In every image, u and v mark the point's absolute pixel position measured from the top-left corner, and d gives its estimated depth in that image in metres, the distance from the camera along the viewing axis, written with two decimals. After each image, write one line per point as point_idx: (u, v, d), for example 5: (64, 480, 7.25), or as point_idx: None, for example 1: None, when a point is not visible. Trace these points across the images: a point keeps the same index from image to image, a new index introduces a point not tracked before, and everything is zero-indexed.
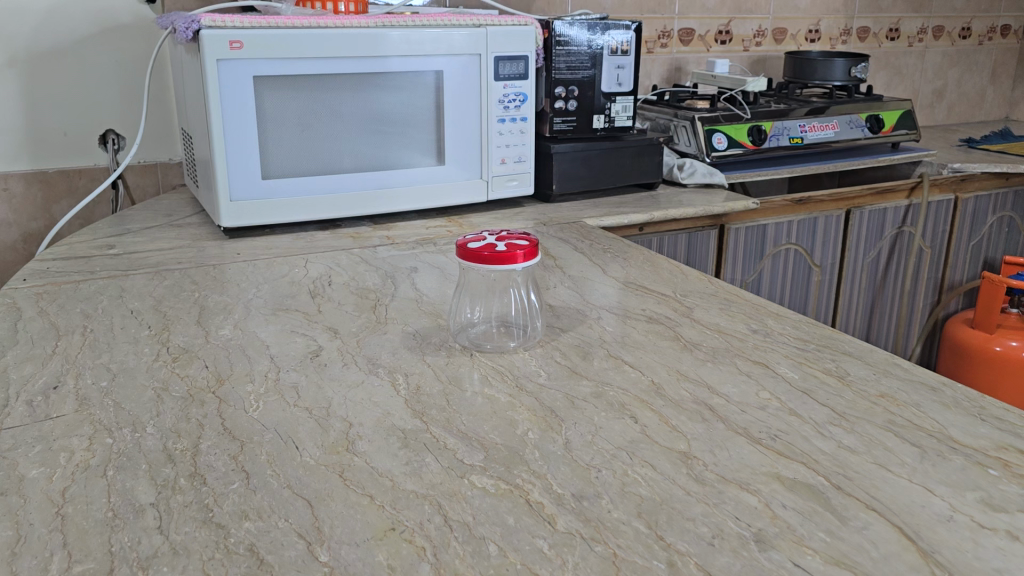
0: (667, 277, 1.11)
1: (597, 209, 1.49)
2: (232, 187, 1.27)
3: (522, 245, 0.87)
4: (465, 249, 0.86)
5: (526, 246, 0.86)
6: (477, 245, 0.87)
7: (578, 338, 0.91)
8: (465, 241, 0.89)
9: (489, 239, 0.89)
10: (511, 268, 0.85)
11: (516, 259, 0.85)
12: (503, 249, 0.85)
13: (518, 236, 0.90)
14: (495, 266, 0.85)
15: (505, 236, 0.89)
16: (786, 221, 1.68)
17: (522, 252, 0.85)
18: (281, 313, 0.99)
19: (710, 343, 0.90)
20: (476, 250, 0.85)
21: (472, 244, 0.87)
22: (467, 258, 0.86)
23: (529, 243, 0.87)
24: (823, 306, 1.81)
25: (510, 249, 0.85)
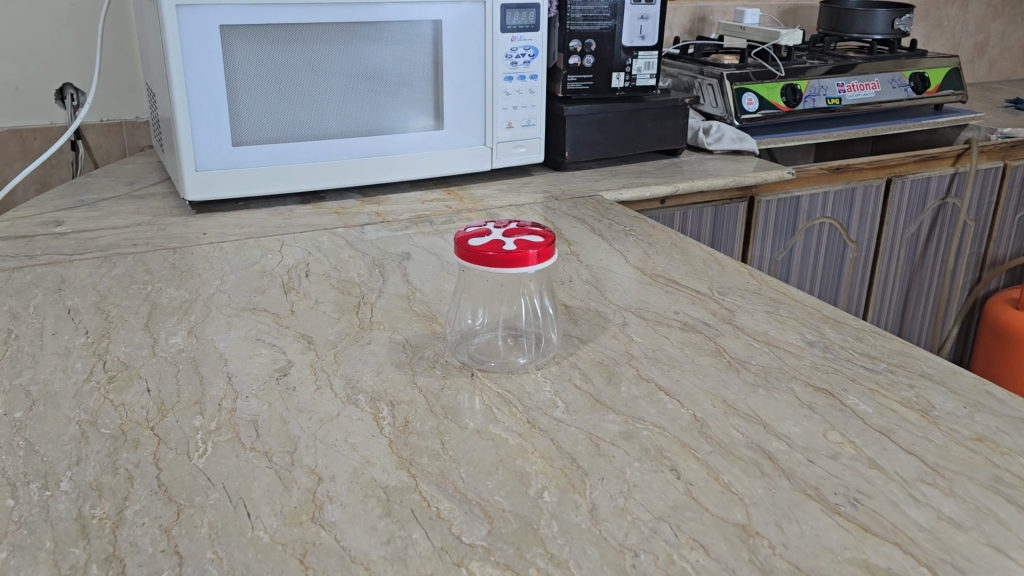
0: (700, 268, 0.96)
1: (613, 180, 1.32)
2: (197, 155, 1.10)
3: (536, 243, 0.71)
4: (464, 246, 0.70)
5: (541, 244, 0.70)
6: (481, 242, 0.71)
7: (600, 352, 0.76)
8: (465, 234, 0.73)
9: (496, 233, 0.73)
10: (522, 271, 0.69)
11: (529, 260, 0.69)
12: (512, 247, 0.69)
13: (532, 229, 0.74)
14: (502, 269, 0.69)
15: (515, 229, 0.73)
16: (821, 192, 1.51)
17: (536, 252, 0.69)
18: (246, 314, 0.83)
19: (757, 360, 0.75)
20: (479, 249, 0.69)
21: (475, 240, 0.71)
22: (467, 258, 0.70)
23: (545, 239, 0.71)
24: (857, 286, 1.65)
25: (521, 248, 0.69)
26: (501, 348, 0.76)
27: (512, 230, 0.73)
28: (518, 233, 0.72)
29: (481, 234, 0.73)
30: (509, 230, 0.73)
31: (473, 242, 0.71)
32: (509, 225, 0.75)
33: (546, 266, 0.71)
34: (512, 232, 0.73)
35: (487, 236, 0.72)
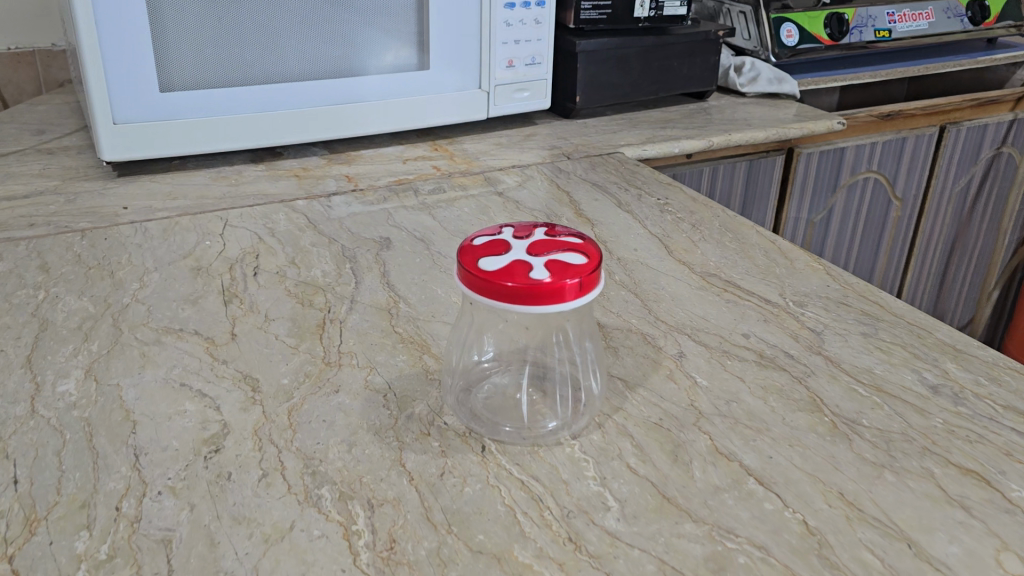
0: (763, 263, 0.75)
1: (634, 132, 1.09)
2: (114, 103, 0.86)
3: (577, 264, 0.49)
4: (474, 272, 0.48)
5: (585, 266, 0.49)
6: (499, 262, 0.49)
7: (655, 405, 0.55)
8: (471, 248, 0.51)
9: (518, 245, 0.51)
10: (559, 309, 0.48)
11: (569, 293, 0.48)
12: (545, 274, 0.48)
13: (567, 238, 0.52)
14: (530, 308, 0.47)
15: (544, 239, 0.51)
16: (869, 142, 1.29)
17: (580, 281, 0.48)
18: (169, 339, 0.62)
19: (870, 419, 0.55)
20: (495, 278, 0.47)
21: (487, 258, 0.49)
22: (479, 289, 0.48)
23: (589, 258, 0.50)
24: (898, 248, 1.45)
25: (558, 276, 0.48)
26: (520, 399, 0.55)
27: (540, 241, 0.51)
28: (549, 247, 0.50)
29: (496, 246, 0.51)
30: (535, 241, 0.51)
31: (486, 264, 0.49)
32: (532, 230, 0.53)
33: (590, 298, 0.49)
34: (540, 245, 0.51)
35: (504, 252, 0.50)
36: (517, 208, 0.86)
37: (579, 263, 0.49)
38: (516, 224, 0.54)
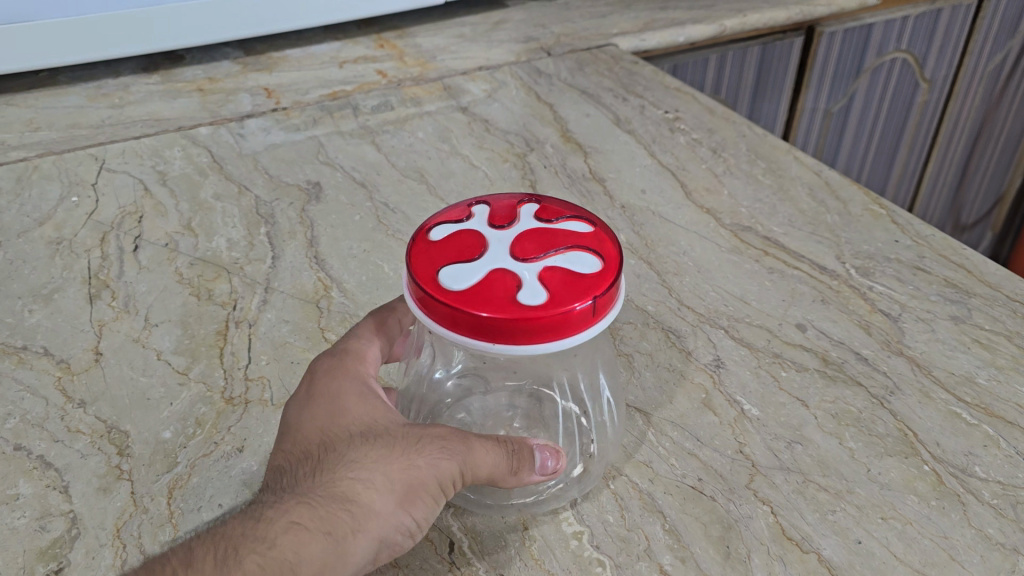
0: (809, 208, 0.58)
1: (627, 15, 0.89)
2: None
3: (591, 273, 0.32)
4: (432, 294, 0.31)
5: (603, 275, 0.32)
6: (470, 273, 0.31)
7: (690, 456, 0.40)
8: (423, 247, 0.33)
9: (497, 239, 0.33)
10: (565, 346, 0.31)
11: (580, 322, 0.31)
12: (543, 294, 0.30)
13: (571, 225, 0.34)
14: (520, 349, 0.30)
15: (535, 228, 0.34)
16: (901, 18, 1.08)
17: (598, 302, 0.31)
18: (3, 366, 0.44)
19: (985, 466, 0.40)
20: (464, 305, 0.30)
21: (452, 267, 0.32)
22: (442, 319, 0.31)
23: (608, 259, 0.33)
24: (921, 133, 1.29)
25: (563, 297, 0.30)
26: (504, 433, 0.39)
27: (530, 231, 0.34)
28: (545, 242, 0.33)
29: (464, 244, 0.33)
30: (523, 231, 0.33)
31: (450, 276, 0.31)
32: (516, 210, 0.35)
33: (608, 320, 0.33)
34: (531, 238, 0.33)
35: (477, 253, 0.32)
36: (486, 129, 0.67)
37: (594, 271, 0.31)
38: (490, 199, 0.36)
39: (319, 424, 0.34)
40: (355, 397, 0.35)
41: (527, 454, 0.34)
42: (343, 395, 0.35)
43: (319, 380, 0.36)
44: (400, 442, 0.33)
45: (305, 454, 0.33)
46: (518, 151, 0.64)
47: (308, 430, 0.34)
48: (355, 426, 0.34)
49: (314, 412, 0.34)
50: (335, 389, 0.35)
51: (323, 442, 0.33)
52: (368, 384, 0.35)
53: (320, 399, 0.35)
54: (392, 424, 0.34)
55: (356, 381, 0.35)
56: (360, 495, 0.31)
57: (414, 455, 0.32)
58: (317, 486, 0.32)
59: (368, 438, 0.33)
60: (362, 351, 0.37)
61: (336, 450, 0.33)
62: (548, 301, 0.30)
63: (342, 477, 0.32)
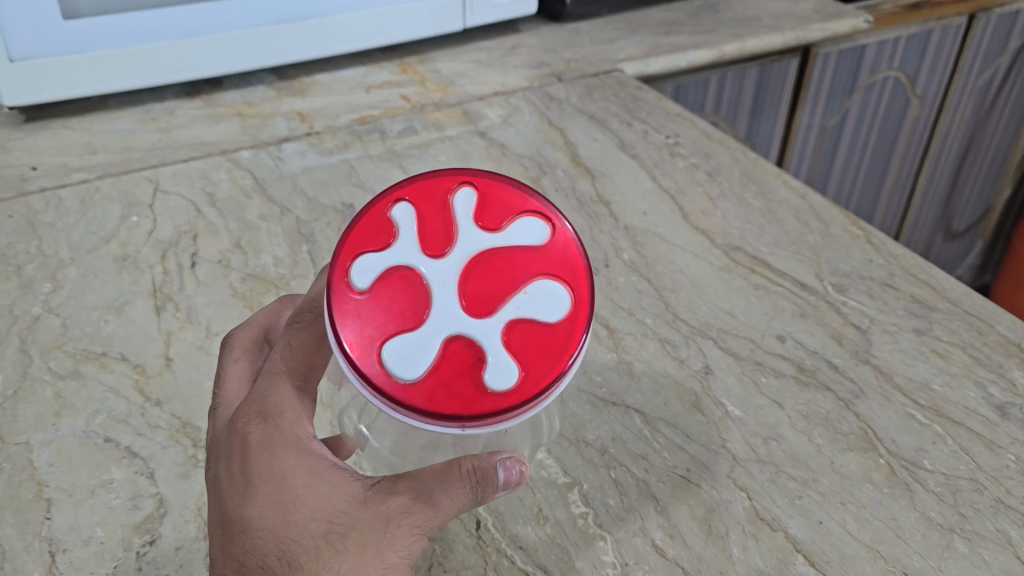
0: (793, 229, 0.64)
1: (633, 41, 0.95)
2: (8, 38, 0.70)
3: (552, 322, 0.35)
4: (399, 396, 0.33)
5: (560, 327, 0.35)
6: (430, 355, 0.34)
7: (682, 451, 0.46)
8: (368, 311, 0.35)
9: (445, 288, 0.35)
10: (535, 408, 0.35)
11: (560, 382, 0.35)
12: (517, 373, 0.34)
13: (516, 243, 0.36)
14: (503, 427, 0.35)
15: (480, 256, 0.35)
16: (891, 39, 1.15)
17: (570, 363, 0.35)
18: (89, 370, 0.51)
19: (932, 460, 0.46)
20: (440, 404, 0.33)
21: (410, 351, 0.34)
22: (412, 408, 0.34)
23: (564, 289, 0.36)
24: (913, 146, 1.35)
25: (536, 371, 0.34)
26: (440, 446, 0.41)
27: (475, 263, 0.35)
28: (497, 291, 0.35)
29: (414, 308, 0.35)
30: (469, 266, 0.35)
31: (410, 360, 0.34)
32: (454, 237, 0.36)
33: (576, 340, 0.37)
34: (482, 290, 0.35)
35: (432, 320, 0.34)
36: (502, 153, 0.73)
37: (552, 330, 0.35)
38: (418, 219, 0.36)
39: (273, 526, 0.35)
40: (302, 483, 0.36)
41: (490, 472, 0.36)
42: (289, 481, 0.36)
43: (256, 463, 0.36)
44: (369, 538, 0.35)
45: (272, 552, 0.35)
46: (531, 174, 0.70)
47: (262, 532, 0.35)
48: (315, 524, 0.35)
49: (264, 508, 0.35)
50: (278, 474, 0.36)
51: (283, 553, 0.34)
52: (315, 461, 0.37)
53: (264, 488, 0.36)
54: (348, 511, 0.35)
55: (297, 462, 0.36)
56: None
57: (386, 550, 0.35)
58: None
59: (333, 540, 0.35)
60: (287, 411, 0.38)
61: (305, 563, 0.34)
62: (523, 384, 0.34)
63: None
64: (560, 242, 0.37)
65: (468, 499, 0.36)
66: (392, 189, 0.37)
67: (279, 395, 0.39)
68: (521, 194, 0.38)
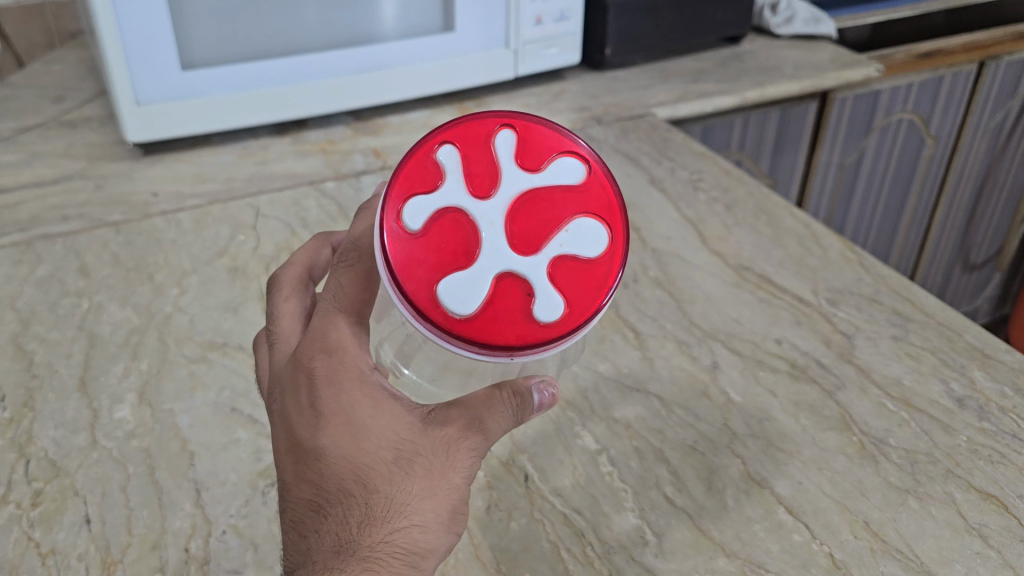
0: (796, 253, 0.75)
1: (664, 87, 1.07)
2: (137, 86, 0.84)
3: (591, 258, 0.41)
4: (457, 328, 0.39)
5: (596, 263, 0.41)
6: (482, 292, 0.39)
7: (691, 427, 0.57)
8: (421, 250, 0.40)
9: (494, 228, 0.40)
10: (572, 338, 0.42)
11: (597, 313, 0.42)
12: (562, 305, 0.40)
13: (555, 183, 0.41)
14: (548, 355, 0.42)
15: (524, 197, 0.41)
16: (905, 84, 1.25)
17: (606, 297, 0.42)
18: (215, 356, 0.64)
19: (897, 438, 0.57)
20: (497, 338, 0.40)
21: (463, 288, 0.39)
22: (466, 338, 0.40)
23: (598, 226, 0.42)
24: (929, 182, 1.44)
25: (579, 303, 0.41)
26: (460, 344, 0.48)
27: (521, 205, 0.41)
28: (541, 233, 0.41)
29: (463, 247, 0.40)
30: (514, 207, 0.40)
31: (467, 298, 0.39)
32: (497, 179, 0.41)
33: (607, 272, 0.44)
34: (527, 232, 0.40)
35: (483, 259, 0.40)
36: None
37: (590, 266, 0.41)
38: (463, 164, 0.41)
39: (346, 454, 0.40)
40: (368, 414, 0.41)
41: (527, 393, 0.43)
42: (358, 411, 0.41)
43: (325, 397, 0.41)
44: (434, 462, 0.41)
45: (349, 477, 0.40)
46: None
47: (337, 459, 0.40)
48: (384, 452, 0.40)
49: (337, 438, 0.40)
50: (346, 406, 0.41)
51: (358, 477, 0.40)
52: (375, 392, 0.42)
53: (335, 419, 0.41)
54: (411, 439, 0.41)
55: (363, 394, 0.41)
56: (422, 530, 0.40)
57: (449, 472, 0.41)
58: (381, 524, 0.40)
59: (404, 466, 0.40)
60: (349, 345, 0.42)
61: (381, 486, 0.40)
62: (568, 315, 0.41)
63: (402, 521, 0.40)
64: (592, 180, 0.42)
65: (511, 419, 0.43)
66: (436, 133, 0.42)
67: (336, 331, 0.43)
68: (555, 133, 0.43)
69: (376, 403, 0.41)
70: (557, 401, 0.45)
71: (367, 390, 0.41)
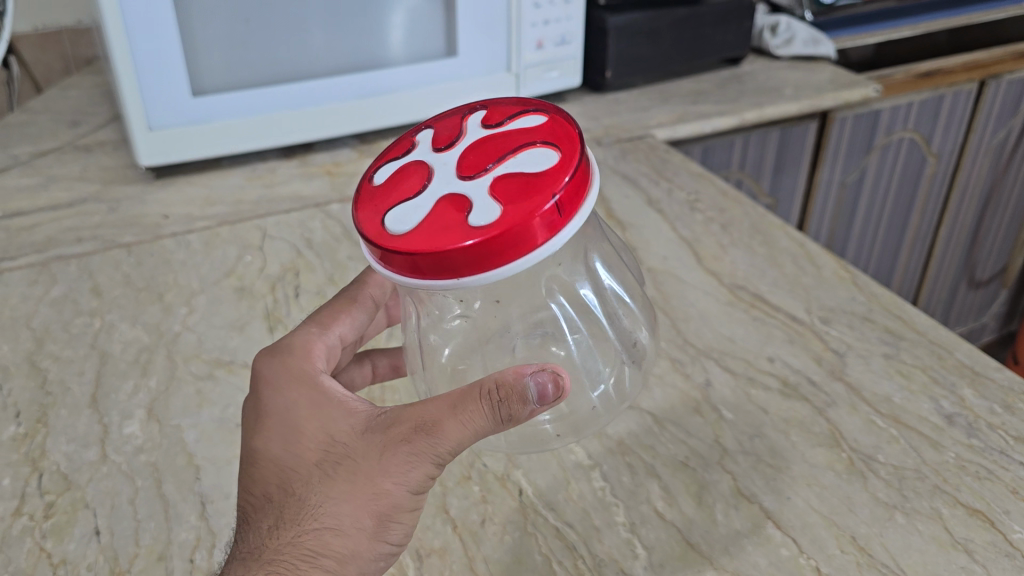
0: (790, 272, 0.77)
1: (664, 108, 1.09)
2: (149, 112, 0.87)
3: (539, 171, 0.37)
4: (392, 247, 0.37)
5: (546, 176, 0.37)
6: (422, 214, 0.37)
7: (682, 444, 0.59)
8: (378, 194, 0.40)
9: (444, 164, 0.39)
10: (522, 261, 0.36)
11: (544, 227, 0.36)
12: (496, 212, 0.36)
13: (512, 128, 0.40)
14: (492, 274, 0.36)
15: (476, 141, 0.40)
16: (904, 103, 1.26)
17: (551, 203, 0.36)
18: (221, 374, 0.66)
19: (886, 455, 0.58)
20: (423, 247, 0.36)
21: (405, 214, 0.38)
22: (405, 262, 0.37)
23: (551, 148, 0.38)
24: (932, 200, 1.45)
25: (517, 208, 0.36)
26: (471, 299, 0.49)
27: (473, 146, 0.40)
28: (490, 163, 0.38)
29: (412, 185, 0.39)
30: (466, 149, 0.40)
31: (403, 219, 0.37)
32: (456, 136, 0.41)
33: (582, 207, 0.38)
34: (475, 163, 0.38)
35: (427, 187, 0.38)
36: None
37: (536, 179, 0.37)
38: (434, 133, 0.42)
39: (274, 456, 0.45)
40: (303, 420, 0.45)
41: (522, 389, 0.40)
42: (295, 416, 0.45)
43: (268, 402, 0.46)
44: (357, 469, 0.43)
45: (279, 479, 0.45)
46: None
47: (267, 459, 0.45)
48: (311, 455, 0.44)
49: (270, 439, 0.45)
50: (286, 409, 0.46)
51: (282, 479, 0.44)
52: (318, 398, 0.46)
53: (271, 424, 0.46)
54: (343, 444, 0.44)
55: (302, 397, 0.46)
56: (336, 533, 0.43)
57: (376, 478, 0.43)
58: (296, 528, 0.44)
59: (325, 471, 0.44)
60: (306, 356, 0.48)
61: (301, 488, 0.44)
62: (503, 218, 0.36)
63: (317, 525, 0.43)
64: (553, 122, 0.40)
65: (485, 425, 0.41)
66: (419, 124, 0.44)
67: (293, 343, 0.48)
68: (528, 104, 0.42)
69: (313, 408, 0.45)
70: (566, 391, 0.40)
71: (309, 397, 0.46)
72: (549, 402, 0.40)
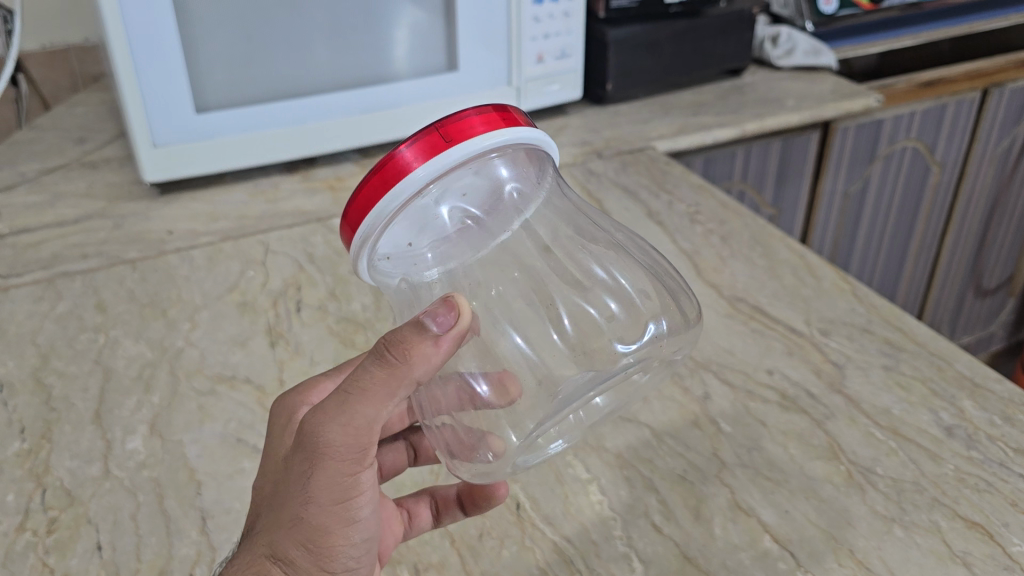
0: (789, 283, 0.77)
1: (665, 121, 1.10)
2: (154, 129, 0.88)
3: None
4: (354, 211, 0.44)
5: None
6: None
7: (680, 458, 0.59)
8: None
9: None
10: (444, 153, 0.41)
11: (454, 124, 0.42)
12: None
13: None
14: (420, 169, 0.41)
15: None
16: (907, 112, 1.26)
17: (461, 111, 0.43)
18: (223, 390, 0.66)
19: (884, 467, 0.57)
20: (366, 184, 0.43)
21: None
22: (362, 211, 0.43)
23: None
24: (937, 209, 1.45)
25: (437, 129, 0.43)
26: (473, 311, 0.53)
27: None
28: None
29: None
30: None
31: None
32: None
33: (510, 129, 0.43)
34: None
35: None
36: None
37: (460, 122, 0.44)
38: None
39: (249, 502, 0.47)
40: (265, 463, 0.47)
41: (397, 340, 0.41)
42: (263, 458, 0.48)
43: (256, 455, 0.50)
44: (282, 488, 0.44)
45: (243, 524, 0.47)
46: None
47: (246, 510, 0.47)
48: (263, 491, 0.46)
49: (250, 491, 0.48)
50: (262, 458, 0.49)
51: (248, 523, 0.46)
52: (279, 441, 0.48)
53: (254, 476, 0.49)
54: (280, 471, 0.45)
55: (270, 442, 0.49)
56: (271, 558, 0.43)
57: (293, 491, 0.43)
58: (239, 560, 0.44)
59: (267, 501, 0.45)
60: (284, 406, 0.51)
61: (254, 523, 0.45)
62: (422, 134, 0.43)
63: (257, 553, 0.43)
64: None
65: (376, 390, 0.41)
66: None
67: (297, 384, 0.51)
68: None
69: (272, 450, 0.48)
70: (458, 319, 0.42)
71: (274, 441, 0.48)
72: (446, 335, 0.41)
